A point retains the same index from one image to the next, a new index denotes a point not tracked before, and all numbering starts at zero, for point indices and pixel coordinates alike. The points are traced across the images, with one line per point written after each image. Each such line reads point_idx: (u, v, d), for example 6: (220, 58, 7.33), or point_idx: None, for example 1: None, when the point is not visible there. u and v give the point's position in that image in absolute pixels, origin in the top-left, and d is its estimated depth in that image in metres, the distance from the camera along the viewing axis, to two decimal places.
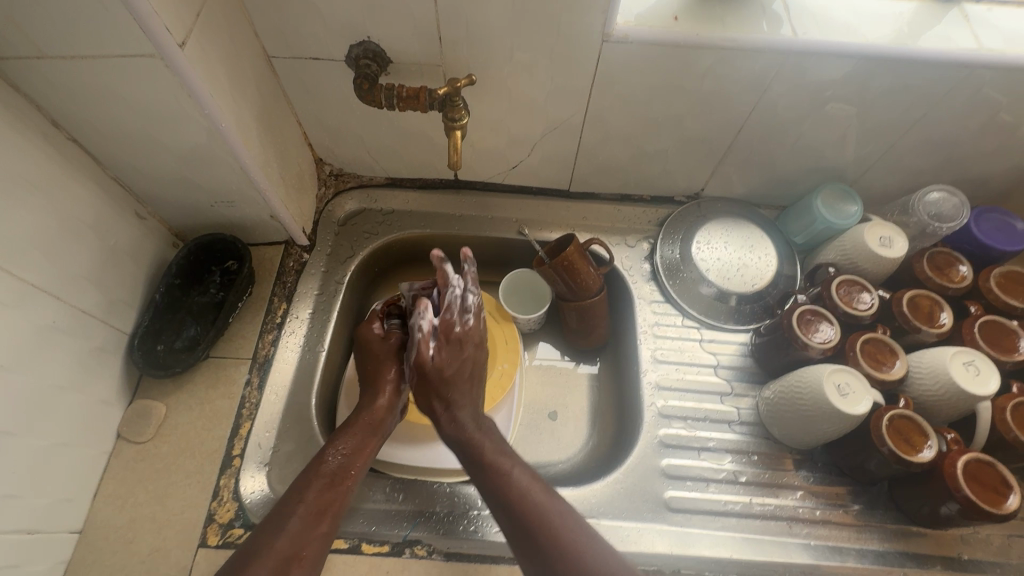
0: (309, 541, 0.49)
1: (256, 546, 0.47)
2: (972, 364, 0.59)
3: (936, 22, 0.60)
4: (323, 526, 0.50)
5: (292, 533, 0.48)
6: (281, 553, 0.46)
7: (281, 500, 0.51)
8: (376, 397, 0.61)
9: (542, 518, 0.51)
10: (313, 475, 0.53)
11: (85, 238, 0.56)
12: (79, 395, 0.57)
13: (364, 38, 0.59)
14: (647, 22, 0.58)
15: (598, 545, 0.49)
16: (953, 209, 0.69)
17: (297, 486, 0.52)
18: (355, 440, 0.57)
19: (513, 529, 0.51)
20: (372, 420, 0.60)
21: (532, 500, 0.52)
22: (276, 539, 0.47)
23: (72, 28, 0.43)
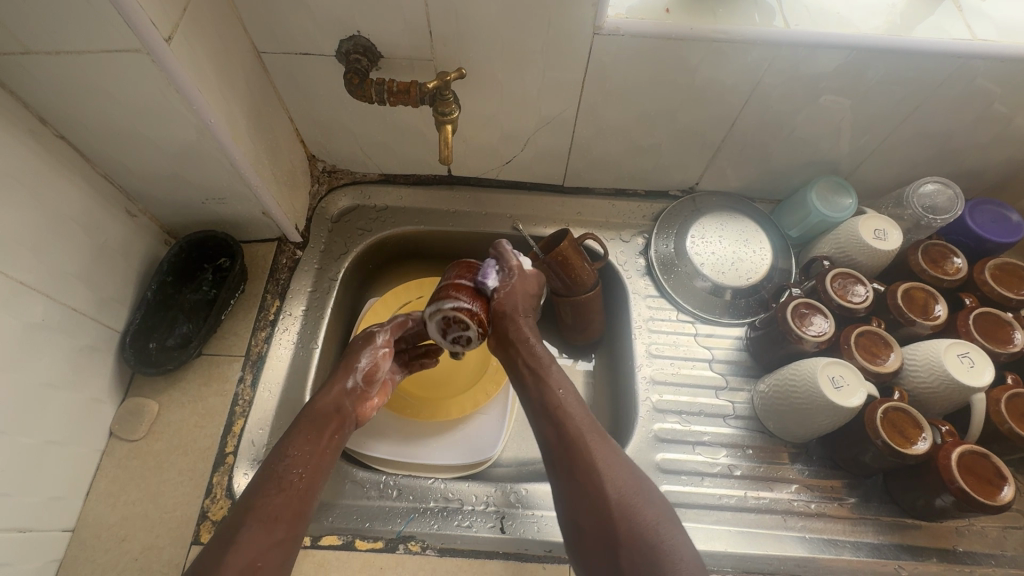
0: (264, 549, 0.47)
1: (210, 564, 0.45)
2: (967, 356, 0.59)
3: (930, 13, 0.60)
4: (278, 531, 0.49)
5: (244, 547, 0.46)
6: (237, 564, 0.45)
7: (235, 510, 0.49)
8: (324, 395, 0.59)
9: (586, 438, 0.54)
10: (267, 479, 0.51)
11: (75, 236, 0.56)
12: (70, 393, 0.56)
13: (353, 32, 0.59)
14: (638, 15, 0.58)
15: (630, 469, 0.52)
16: (947, 201, 0.69)
17: (252, 492, 0.51)
18: (307, 438, 0.55)
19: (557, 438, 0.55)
20: (315, 420, 0.56)
21: (575, 413, 0.56)
22: (227, 554, 0.46)
23: (57, 23, 0.43)
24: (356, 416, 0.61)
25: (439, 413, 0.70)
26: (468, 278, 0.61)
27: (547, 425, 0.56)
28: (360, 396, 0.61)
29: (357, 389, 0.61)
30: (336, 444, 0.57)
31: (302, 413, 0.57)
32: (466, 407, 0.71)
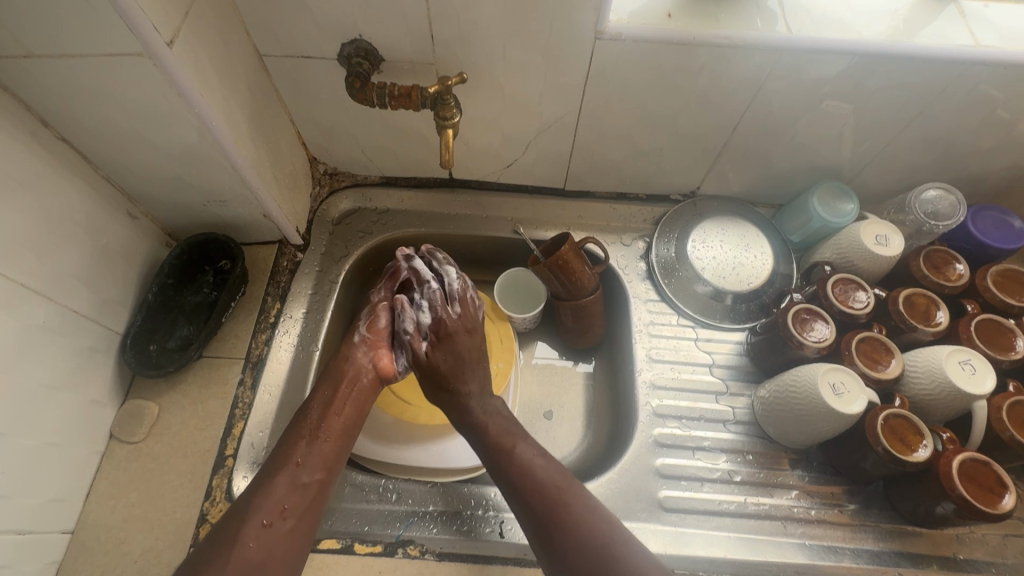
0: (290, 495, 0.51)
1: (242, 508, 0.50)
2: (968, 363, 0.59)
3: (932, 19, 0.60)
4: (305, 477, 0.53)
5: (275, 493, 0.51)
6: (267, 506, 0.50)
7: (271, 459, 0.54)
8: (353, 352, 0.63)
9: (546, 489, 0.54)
10: (297, 431, 0.56)
11: (76, 238, 0.56)
12: (70, 395, 0.56)
13: (355, 36, 0.59)
14: (641, 19, 0.58)
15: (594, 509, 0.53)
16: (950, 207, 0.69)
17: (283, 446, 0.55)
18: (329, 392, 0.59)
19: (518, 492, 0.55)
20: (338, 373, 0.61)
21: (555, 484, 0.55)
22: (258, 499, 0.50)
23: (59, 27, 0.43)
24: (374, 366, 0.64)
25: (438, 416, 0.69)
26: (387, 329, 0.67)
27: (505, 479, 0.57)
28: (373, 345, 0.64)
29: (367, 340, 0.64)
30: (356, 398, 0.60)
31: (327, 368, 0.62)
32: None
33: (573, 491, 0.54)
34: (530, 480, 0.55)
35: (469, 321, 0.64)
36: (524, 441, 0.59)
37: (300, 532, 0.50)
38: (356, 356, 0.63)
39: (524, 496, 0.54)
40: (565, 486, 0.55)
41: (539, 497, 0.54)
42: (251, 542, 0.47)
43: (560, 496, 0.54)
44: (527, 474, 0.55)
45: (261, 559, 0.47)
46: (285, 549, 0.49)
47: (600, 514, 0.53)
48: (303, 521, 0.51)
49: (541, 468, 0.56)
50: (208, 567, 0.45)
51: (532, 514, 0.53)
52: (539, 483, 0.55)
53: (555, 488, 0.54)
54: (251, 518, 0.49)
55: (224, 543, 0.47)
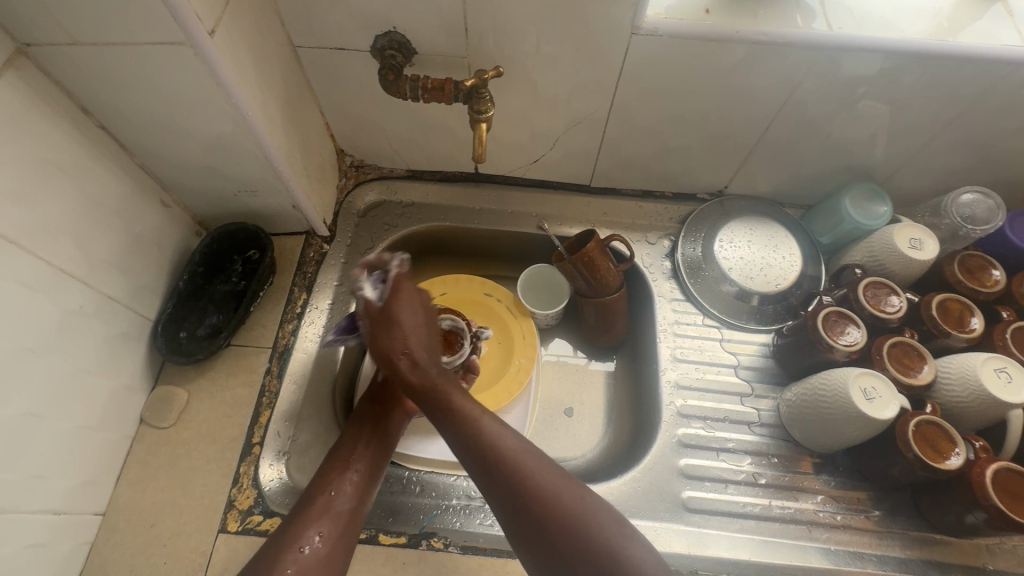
0: (328, 518, 0.50)
1: (282, 536, 0.49)
2: (1004, 371, 0.58)
3: (978, 17, 0.58)
4: (341, 502, 0.52)
5: (312, 517, 0.50)
6: (305, 531, 0.49)
7: (308, 489, 0.54)
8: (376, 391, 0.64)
9: (519, 466, 0.47)
10: (329, 464, 0.56)
11: (112, 225, 0.57)
12: (104, 380, 0.57)
13: (389, 28, 0.59)
14: (677, 14, 0.57)
15: (575, 487, 0.47)
16: (987, 211, 0.67)
17: (319, 476, 0.55)
18: (355, 429, 0.60)
19: (488, 475, 0.48)
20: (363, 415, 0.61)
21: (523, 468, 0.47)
22: (296, 526, 0.50)
23: (103, 14, 0.43)
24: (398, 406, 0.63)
25: None
26: None
27: (471, 461, 0.49)
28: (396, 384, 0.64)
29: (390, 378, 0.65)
30: (382, 434, 0.60)
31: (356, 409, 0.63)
32: (488, 404, 0.71)
33: (546, 475, 0.47)
34: (494, 468, 0.48)
35: (416, 297, 0.58)
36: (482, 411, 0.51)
37: (337, 556, 0.49)
38: (378, 394, 0.64)
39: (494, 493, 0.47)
40: (537, 466, 0.48)
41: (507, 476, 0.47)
42: (289, 567, 0.46)
43: (527, 478, 0.47)
44: (491, 450, 0.48)
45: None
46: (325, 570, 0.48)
47: (576, 495, 0.46)
48: (341, 543, 0.50)
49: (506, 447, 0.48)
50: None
51: (506, 502, 0.46)
52: (505, 471, 0.47)
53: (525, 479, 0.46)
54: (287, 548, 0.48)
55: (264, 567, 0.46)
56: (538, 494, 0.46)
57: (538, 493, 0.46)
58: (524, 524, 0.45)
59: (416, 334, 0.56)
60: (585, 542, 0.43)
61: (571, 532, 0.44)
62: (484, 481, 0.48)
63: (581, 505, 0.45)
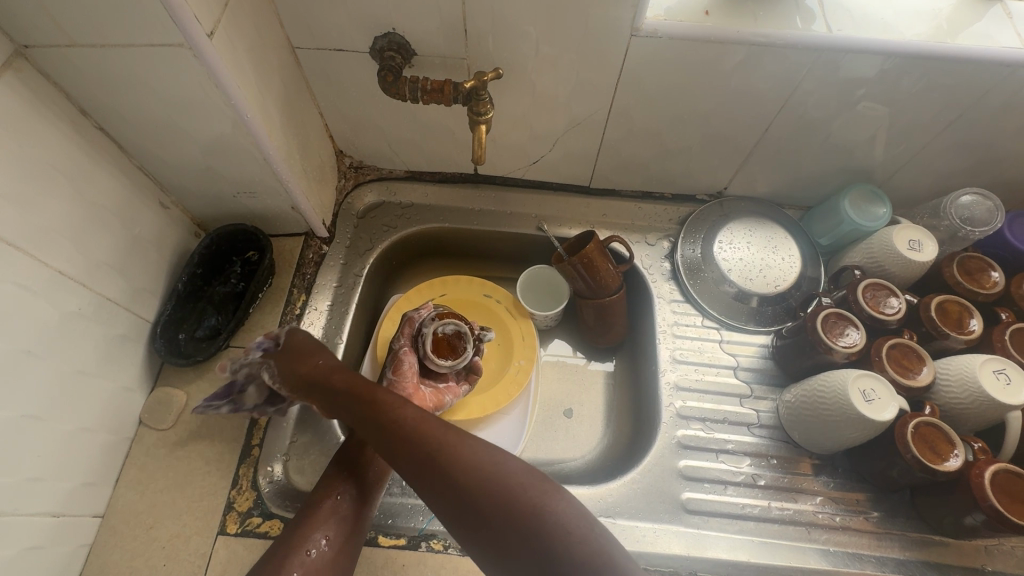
0: (334, 522, 0.53)
1: (291, 540, 0.52)
2: (1003, 373, 0.58)
3: (977, 19, 0.58)
4: (346, 506, 0.54)
5: (319, 520, 0.53)
6: (312, 535, 0.52)
7: (315, 491, 0.56)
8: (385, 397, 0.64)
9: (437, 441, 0.50)
10: (336, 467, 0.57)
11: (111, 227, 0.57)
12: (103, 381, 0.57)
13: (389, 29, 0.59)
14: (677, 16, 0.57)
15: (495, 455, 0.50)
16: (986, 213, 0.67)
17: (325, 478, 0.57)
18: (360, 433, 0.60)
19: (409, 458, 0.50)
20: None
21: (441, 447, 0.50)
22: (303, 530, 0.52)
23: (102, 16, 0.43)
24: None
25: (461, 413, 0.70)
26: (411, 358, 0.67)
27: (393, 449, 0.51)
28: (401, 386, 0.65)
29: (394, 381, 0.65)
30: None
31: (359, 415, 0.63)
32: (488, 406, 0.71)
33: (466, 448, 0.50)
34: (417, 453, 0.50)
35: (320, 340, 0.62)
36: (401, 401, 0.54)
37: (344, 557, 0.52)
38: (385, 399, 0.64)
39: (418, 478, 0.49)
40: (455, 440, 0.50)
41: (426, 452, 0.50)
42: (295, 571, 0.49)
43: (444, 451, 0.50)
44: (410, 431, 0.51)
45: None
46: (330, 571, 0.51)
47: (493, 461, 0.49)
48: (347, 546, 0.52)
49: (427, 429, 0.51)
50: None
51: (428, 479, 0.49)
52: (426, 452, 0.50)
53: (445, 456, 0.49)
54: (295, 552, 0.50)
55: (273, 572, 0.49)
56: (457, 464, 0.49)
57: (457, 467, 0.48)
58: (448, 496, 0.47)
59: (324, 357, 0.60)
60: (508, 504, 0.46)
61: (493, 497, 0.46)
62: (408, 469, 0.50)
63: (500, 470, 0.48)
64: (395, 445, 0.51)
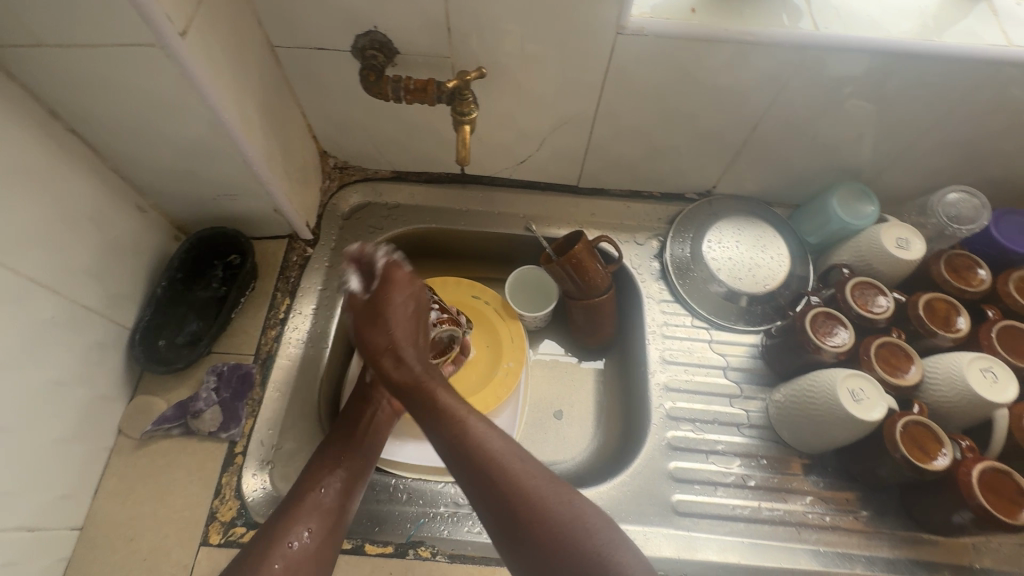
0: (316, 515, 0.53)
1: (273, 532, 0.52)
2: (989, 371, 0.58)
3: (962, 16, 0.58)
4: (329, 500, 0.55)
5: (302, 514, 0.53)
6: (295, 528, 0.52)
7: (298, 483, 0.56)
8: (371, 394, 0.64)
9: (502, 467, 0.50)
10: (320, 459, 0.57)
11: (85, 232, 0.55)
12: (78, 391, 0.56)
13: (370, 28, 0.57)
14: (663, 14, 0.56)
15: (561, 491, 0.49)
16: (973, 210, 0.68)
17: (310, 470, 0.57)
18: (347, 427, 0.60)
19: (471, 475, 0.51)
20: (355, 414, 0.62)
21: (510, 471, 0.50)
22: (286, 523, 0.52)
23: (68, 15, 0.42)
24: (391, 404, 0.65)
25: None
26: None
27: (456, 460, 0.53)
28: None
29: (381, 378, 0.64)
30: (374, 433, 0.61)
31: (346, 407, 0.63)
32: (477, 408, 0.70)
33: (531, 478, 0.50)
34: (484, 471, 0.50)
35: (410, 285, 0.60)
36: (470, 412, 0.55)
37: (325, 550, 0.52)
38: (375, 393, 0.64)
39: (482, 496, 0.50)
40: (525, 467, 0.51)
41: (492, 474, 0.50)
42: (276, 562, 0.50)
43: (513, 480, 0.50)
44: (474, 449, 0.52)
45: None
46: (312, 564, 0.51)
47: (563, 499, 0.49)
48: (328, 539, 0.53)
49: (496, 449, 0.52)
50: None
51: (491, 501, 0.50)
52: (495, 474, 0.50)
53: (513, 484, 0.49)
54: (279, 544, 0.51)
55: (253, 565, 0.49)
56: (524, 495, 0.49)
57: (526, 497, 0.48)
58: (509, 523, 0.48)
59: (403, 324, 0.59)
60: (573, 546, 0.46)
61: (560, 536, 0.46)
62: (472, 483, 0.51)
63: (568, 509, 0.48)
64: (461, 457, 0.52)
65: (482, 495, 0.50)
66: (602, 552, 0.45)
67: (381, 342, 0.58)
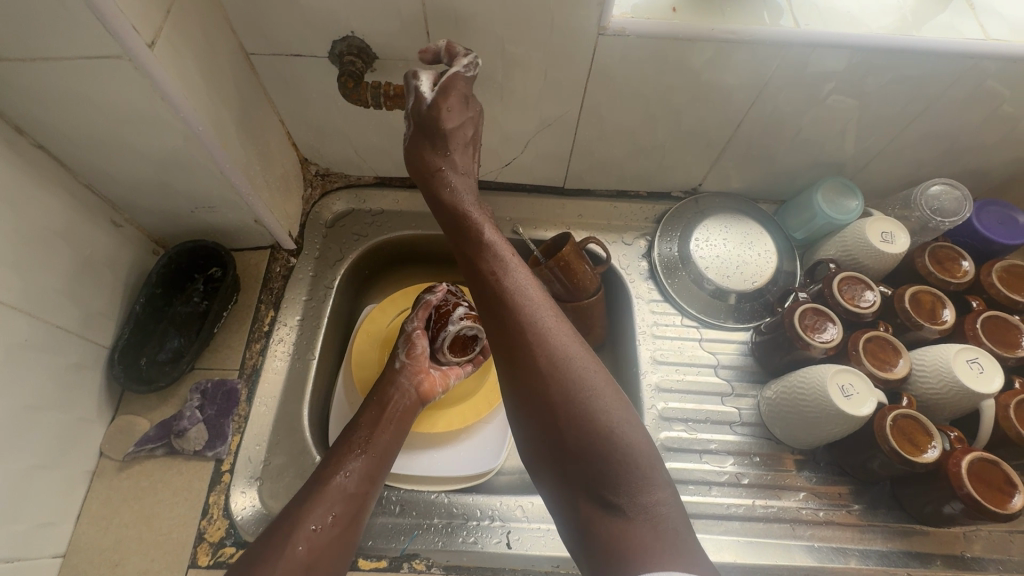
0: (339, 501, 0.52)
1: (294, 514, 0.51)
2: (976, 362, 0.58)
3: (940, 11, 0.58)
4: (352, 487, 0.54)
5: (324, 499, 0.52)
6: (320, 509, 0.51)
7: (321, 467, 0.56)
8: (400, 378, 0.65)
9: (533, 326, 0.54)
10: (346, 444, 0.58)
11: (57, 250, 0.54)
12: (56, 414, 0.54)
13: (347, 33, 0.56)
14: (644, 14, 0.56)
15: (586, 364, 0.53)
16: (955, 203, 0.68)
17: (333, 456, 0.56)
18: (375, 413, 0.61)
19: (502, 316, 0.56)
20: (383, 398, 0.63)
21: (542, 336, 0.54)
22: (311, 500, 0.52)
23: (30, 28, 0.40)
24: (415, 389, 0.65)
25: (439, 425, 0.68)
26: (423, 342, 0.68)
27: (489, 303, 0.57)
28: (414, 370, 0.66)
29: (408, 365, 0.66)
30: (400, 420, 0.61)
31: (372, 392, 0.64)
32: (468, 417, 0.69)
33: (559, 344, 0.54)
34: (516, 328, 0.55)
35: (463, 107, 0.57)
36: (517, 265, 0.58)
37: (344, 541, 0.51)
38: (401, 377, 0.65)
39: (509, 347, 0.55)
40: (557, 335, 0.54)
41: (518, 323, 0.55)
42: (300, 545, 0.49)
43: (541, 341, 0.54)
44: (507, 296, 0.56)
45: (310, 561, 0.48)
46: (331, 551, 0.50)
47: (586, 373, 0.52)
48: (346, 530, 0.52)
49: (534, 308, 0.55)
50: (260, 565, 0.47)
51: (517, 351, 0.54)
52: (526, 332, 0.54)
53: (542, 347, 0.53)
54: (308, 516, 0.51)
55: (277, 544, 0.49)
56: (546, 357, 0.53)
57: (551, 365, 0.52)
58: (529, 376, 0.53)
59: (460, 149, 0.59)
60: (584, 421, 0.50)
61: (575, 410, 0.50)
62: (500, 326, 0.56)
63: (589, 383, 0.52)
64: (494, 304, 0.57)
65: (508, 345, 0.55)
66: (612, 433, 0.49)
67: (434, 162, 0.59)
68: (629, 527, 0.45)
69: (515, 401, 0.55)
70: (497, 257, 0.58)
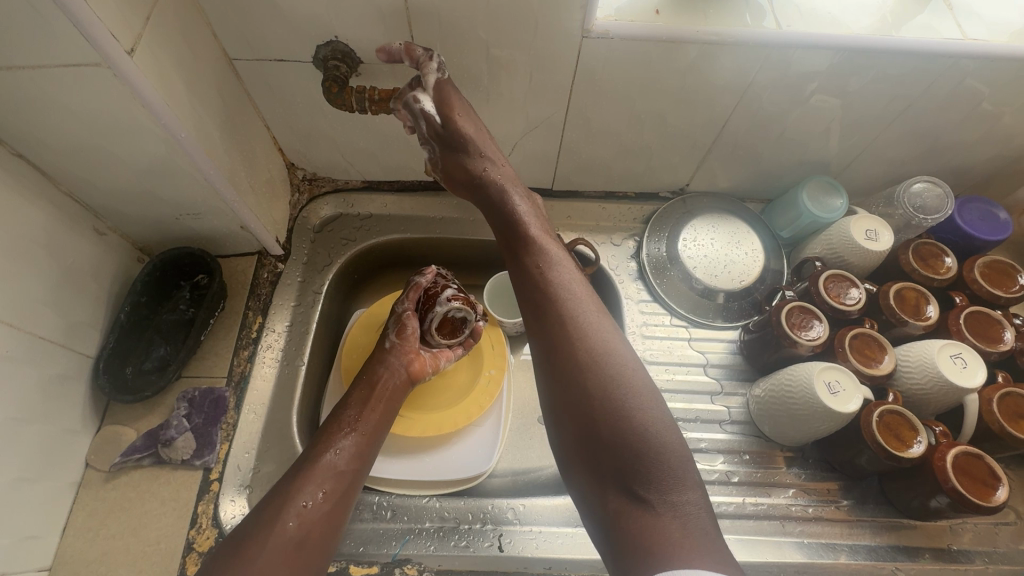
0: (329, 479, 0.52)
1: (284, 491, 0.50)
2: (960, 357, 0.59)
3: (919, 11, 0.59)
4: (343, 464, 0.53)
5: (314, 476, 0.51)
6: (312, 485, 0.51)
7: (311, 444, 0.55)
8: (389, 357, 0.64)
9: (577, 321, 0.56)
10: (334, 423, 0.57)
11: (39, 260, 0.53)
12: (40, 426, 0.53)
13: (331, 37, 0.56)
14: (628, 17, 0.56)
15: (626, 359, 0.54)
16: (937, 201, 0.69)
17: (321, 436, 0.56)
18: (363, 392, 0.60)
19: (547, 310, 0.57)
20: (371, 378, 0.62)
21: (581, 328, 0.55)
22: (303, 478, 0.51)
23: (6, 35, 0.40)
24: (405, 368, 0.64)
25: (427, 420, 0.68)
26: (414, 322, 0.66)
27: (534, 297, 0.59)
28: (404, 350, 0.65)
29: (398, 345, 0.65)
30: (388, 399, 0.61)
31: (361, 372, 0.63)
32: (459, 420, 0.68)
33: (599, 340, 0.54)
34: (556, 320, 0.56)
35: (468, 110, 0.60)
36: (560, 262, 0.60)
37: (335, 519, 0.51)
38: (393, 356, 0.64)
39: (551, 339, 0.56)
40: (598, 330, 0.55)
41: (565, 315, 0.56)
42: (290, 521, 0.48)
43: (583, 336, 0.55)
44: (555, 290, 0.58)
45: (300, 537, 0.48)
46: (322, 530, 0.49)
47: (624, 369, 0.53)
48: (337, 507, 0.51)
49: (578, 301, 0.57)
50: (250, 543, 0.46)
51: (559, 344, 0.55)
52: (569, 324, 0.55)
53: (583, 341, 0.54)
54: (300, 494, 0.50)
55: (268, 520, 0.48)
56: (586, 350, 0.54)
57: (591, 358, 0.53)
58: (570, 369, 0.53)
59: (493, 149, 0.62)
60: (619, 417, 0.50)
61: (608, 404, 0.51)
62: (544, 320, 0.57)
63: (627, 379, 0.52)
64: (541, 297, 0.58)
65: (549, 340, 0.56)
66: (644, 430, 0.49)
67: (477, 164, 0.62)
68: (658, 523, 0.45)
69: (550, 392, 0.55)
70: (541, 252, 0.60)
